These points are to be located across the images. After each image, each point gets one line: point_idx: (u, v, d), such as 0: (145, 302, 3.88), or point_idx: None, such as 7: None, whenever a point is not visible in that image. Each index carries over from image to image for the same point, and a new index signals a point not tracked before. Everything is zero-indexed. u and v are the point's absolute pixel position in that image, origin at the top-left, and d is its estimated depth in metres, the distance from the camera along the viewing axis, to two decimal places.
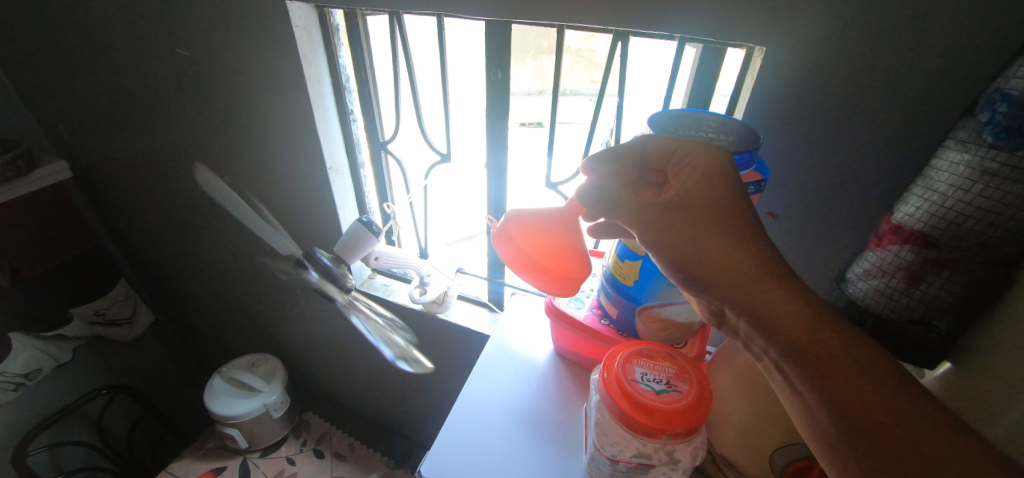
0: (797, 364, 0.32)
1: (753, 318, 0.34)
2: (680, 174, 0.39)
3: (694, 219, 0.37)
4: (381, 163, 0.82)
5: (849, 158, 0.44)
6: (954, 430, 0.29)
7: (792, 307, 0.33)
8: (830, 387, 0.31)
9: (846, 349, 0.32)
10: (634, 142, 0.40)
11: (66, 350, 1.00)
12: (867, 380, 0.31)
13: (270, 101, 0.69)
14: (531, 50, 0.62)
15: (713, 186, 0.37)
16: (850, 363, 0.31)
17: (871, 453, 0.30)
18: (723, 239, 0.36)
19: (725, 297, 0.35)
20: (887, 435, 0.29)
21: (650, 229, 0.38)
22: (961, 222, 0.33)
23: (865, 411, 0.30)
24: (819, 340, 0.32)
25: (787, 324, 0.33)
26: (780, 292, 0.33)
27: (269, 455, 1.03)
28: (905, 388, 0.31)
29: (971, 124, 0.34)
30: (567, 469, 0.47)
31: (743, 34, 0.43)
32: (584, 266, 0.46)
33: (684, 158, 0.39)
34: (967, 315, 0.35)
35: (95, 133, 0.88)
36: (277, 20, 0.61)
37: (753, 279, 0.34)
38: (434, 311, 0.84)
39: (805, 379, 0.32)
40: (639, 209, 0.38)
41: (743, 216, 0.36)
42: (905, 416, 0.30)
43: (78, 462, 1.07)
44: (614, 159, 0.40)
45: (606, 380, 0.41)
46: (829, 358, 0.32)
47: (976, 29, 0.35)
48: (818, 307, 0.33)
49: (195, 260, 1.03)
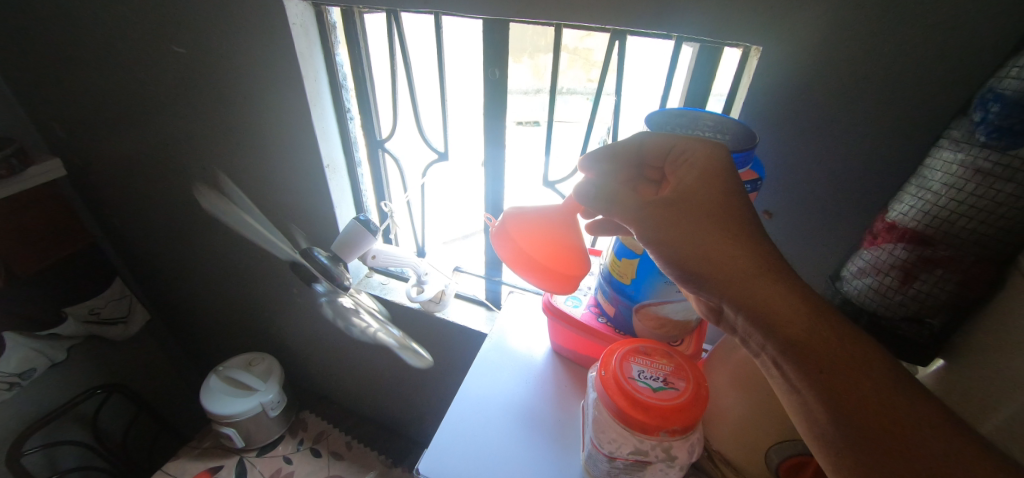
0: (795, 360, 0.33)
1: (751, 314, 0.34)
2: (679, 171, 0.39)
3: (692, 216, 0.37)
4: (378, 161, 0.82)
5: (844, 157, 0.44)
6: (950, 426, 0.29)
7: (790, 302, 0.33)
8: (828, 383, 0.31)
9: (844, 345, 0.32)
10: (634, 138, 0.41)
11: (60, 350, 0.99)
12: (864, 376, 0.31)
13: (267, 98, 0.69)
14: (528, 49, 0.62)
15: (711, 182, 0.37)
16: (847, 359, 0.31)
17: (868, 449, 0.30)
18: (720, 236, 0.36)
19: (723, 294, 0.36)
20: (885, 431, 0.30)
21: (648, 225, 0.38)
22: (954, 221, 0.34)
23: (862, 406, 0.31)
24: (817, 336, 0.32)
25: (785, 319, 0.33)
26: (777, 288, 0.34)
27: (267, 454, 1.03)
28: (902, 383, 0.31)
29: (965, 123, 0.35)
30: (564, 466, 0.47)
31: (740, 33, 0.43)
32: (583, 264, 0.47)
33: (682, 155, 0.39)
34: (960, 313, 0.35)
35: (90, 131, 0.87)
36: (274, 17, 0.61)
37: (750, 275, 0.35)
38: (431, 309, 0.84)
39: (802, 375, 0.32)
40: (637, 206, 0.38)
41: (741, 212, 0.36)
42: (902, 413, 0.30)
43: (74, 462, 1.07)
44: (612, 157, 0.41)
45: (604, 377, 0.41)
46: (827, 353, 0.32)
47: (970, 30, 0.36)
48: (815, 303, 0.34)
49: (191, 259, 1.03)
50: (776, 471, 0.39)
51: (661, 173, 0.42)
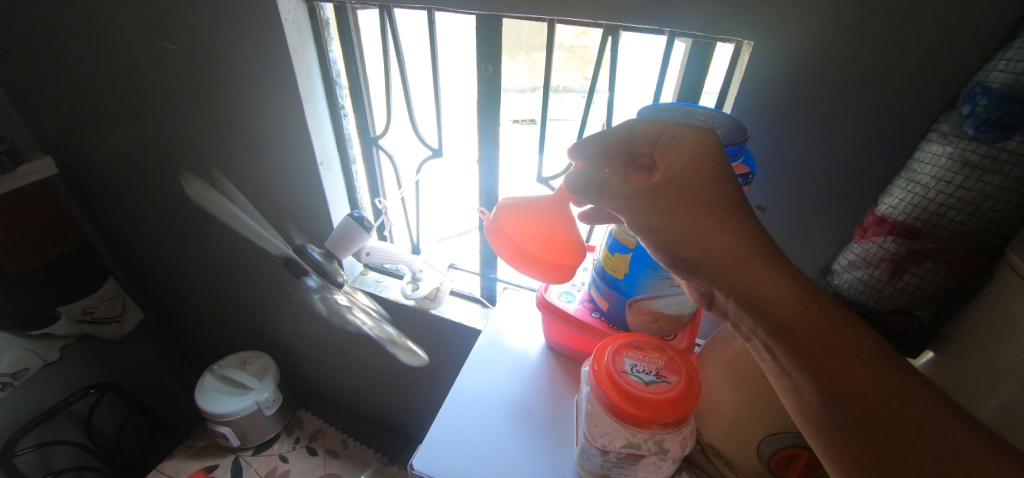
0: (785, 345, 0.33)
1: (741, 299, 0.35)
2: (668, 157, 0.39)
3: (683, 202, 0.37)
4: (372, 158, 0.82)
5: (835, 151, 0.44)
6: (943, 409, 0.29)
7: (779, 287, 0.34)
8: (817, 367, 0.32)
9: (834, 329, 0.32)
10: (622, 125, 0.41)
11: (53, 349, 0.99)
12: (853, 359, 0.31)
13: (260, 95, 0.69)
14: (524, 46, 0.63)
15: (699, 167, 0.37)
16: (835, 344, 0.32)
17: (859, 433, 0.30)
18: (711, 221, 0.36)
19: (715, 280, 0.36)
20: (876, 415, 0.30)
21: (639, 214, 0.38)
22: (942, 213, 0.34)
23: (854, 390, 0.31)
24: (806, 320, 0.33)
25: (775, 304, 0.33)
26: (767, 273, 0.34)
27: (262, 453, 1.03)
28: (895, 366, 0.31)
29: (954, 116, 0.35)
30: (558, 461, 0.48)
31: (732, 28, 0.43)
32: (579, 252, 0.47)
33: (671, 140, 0.39)
34: (950, 305, 0.36)
35: (81, 128, 0.87)
36: (266, 13, 0.61)
37: (740, 261, 0.35)
38: (426, 307, 0.85)
39: (792, 359, 0.33)
40: (628, 193, 0.39)
41: (732, 197, 0.36)
42: (894, 397, 0.30)
43: (68, 462, 1.06)
44: (601, 145, 0.41)
45: (596, 372, 0.41)
46: (815, 337, 0.32)
47: (959, 24, 0.36)
48: (805, 288, 0.34)
49: (185, 257, 1.02)
50: (767, 462, 0.40)
51: (651, 159, 0.42)
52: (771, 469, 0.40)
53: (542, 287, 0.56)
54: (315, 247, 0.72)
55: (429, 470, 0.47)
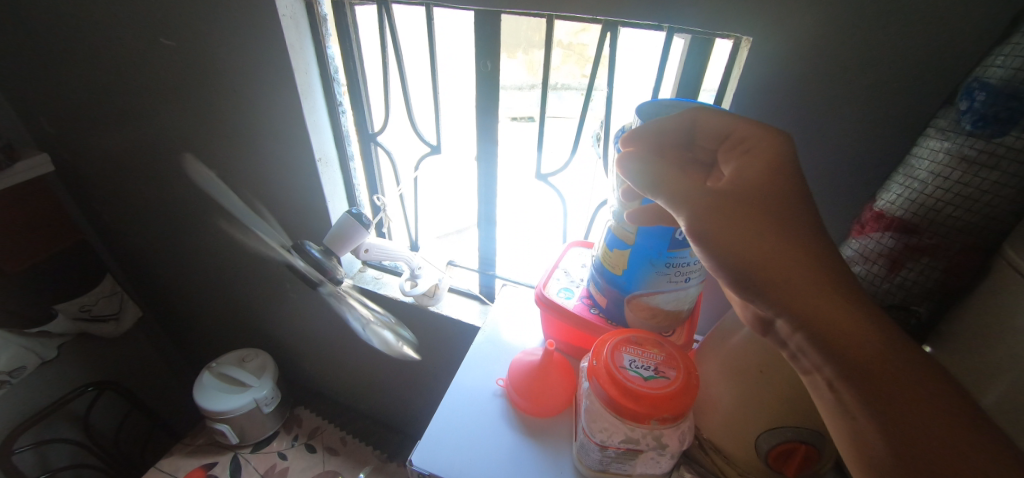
0: (852, 380, 0.30)
1: (787, 312, 0.32)
2: (736, 160, 0.36)
3: (743, 208, 0.34)
4: (370, 155, 0.81)
5: (833, 147, 0.44)
6: (988, 431, 0.28)
7: (828, 299, 0.31)
8: (863, 386, 0.30)
9: (880, 345, 0.30)
10: (690, 114, 0.37)
11: (51, 347, 0.98)
12: (901, 378, 0.29)
13: (258, 91, 0.68)
14: (522, 43, 0.63)
15: (768, 172, 0.34)
16: (910, 385, 0.29)
17: (902, 452, 0.29)
18: (767, 229, 0.33)
19: (760, 291, 0.33)
20: (920, 436, 0.28)
21: (696, 217, 0.34)
22: (940, 208, 0.34)
23: (897, 411, 0.29)
24: (860, 339, 0.30)
25: (825, 319, 0.31)
26: (817, 286, 0.31)
27: (261, 450, 1.03)
28: (939, 387, 0.29)
29: (952, 112, 0.35)
30: (557, 457, 0.48)
31: (731, 24, 0.43)
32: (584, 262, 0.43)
33: (740, 140, 0.36)
34: (946, 299, 0.36)
35: (77, 125, 0.86)
36: (263, 9, 0.60)
37: (789, 272, 0.32)
38: (424, 303, 0.85)
39: (837, 376, 0.31)
40: (689, 192, 0.34)
41: (793, 204, 0.33)
42: (939, 418, 0.28)
43: (66, 460, 1.06)
44: (660, 133, 0.38)
45: (595, 367, 0.42)
46: (867, 355, 0.30)
47: (957, 20, 0.36)
48: (855, 298, 0.31)
49: (183, 255, 1.02)
50: (766, 457, 0.40)
51: (713, 155, 0.39)
52: (768, 463, 0.41)
53: (541, 284, 0.56)
54: (313, 244, 0.71)
55: (428, 466, 0.47)
